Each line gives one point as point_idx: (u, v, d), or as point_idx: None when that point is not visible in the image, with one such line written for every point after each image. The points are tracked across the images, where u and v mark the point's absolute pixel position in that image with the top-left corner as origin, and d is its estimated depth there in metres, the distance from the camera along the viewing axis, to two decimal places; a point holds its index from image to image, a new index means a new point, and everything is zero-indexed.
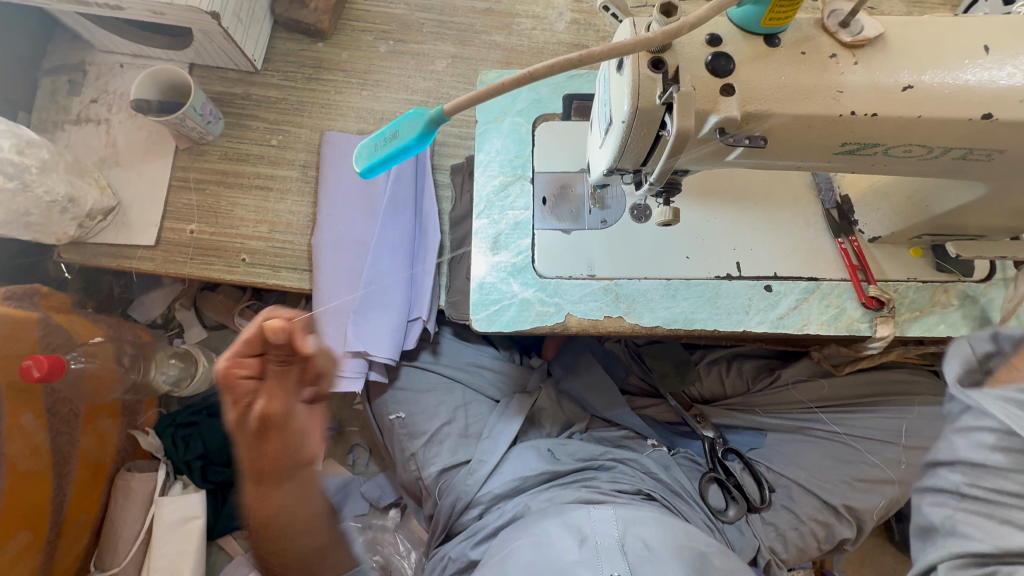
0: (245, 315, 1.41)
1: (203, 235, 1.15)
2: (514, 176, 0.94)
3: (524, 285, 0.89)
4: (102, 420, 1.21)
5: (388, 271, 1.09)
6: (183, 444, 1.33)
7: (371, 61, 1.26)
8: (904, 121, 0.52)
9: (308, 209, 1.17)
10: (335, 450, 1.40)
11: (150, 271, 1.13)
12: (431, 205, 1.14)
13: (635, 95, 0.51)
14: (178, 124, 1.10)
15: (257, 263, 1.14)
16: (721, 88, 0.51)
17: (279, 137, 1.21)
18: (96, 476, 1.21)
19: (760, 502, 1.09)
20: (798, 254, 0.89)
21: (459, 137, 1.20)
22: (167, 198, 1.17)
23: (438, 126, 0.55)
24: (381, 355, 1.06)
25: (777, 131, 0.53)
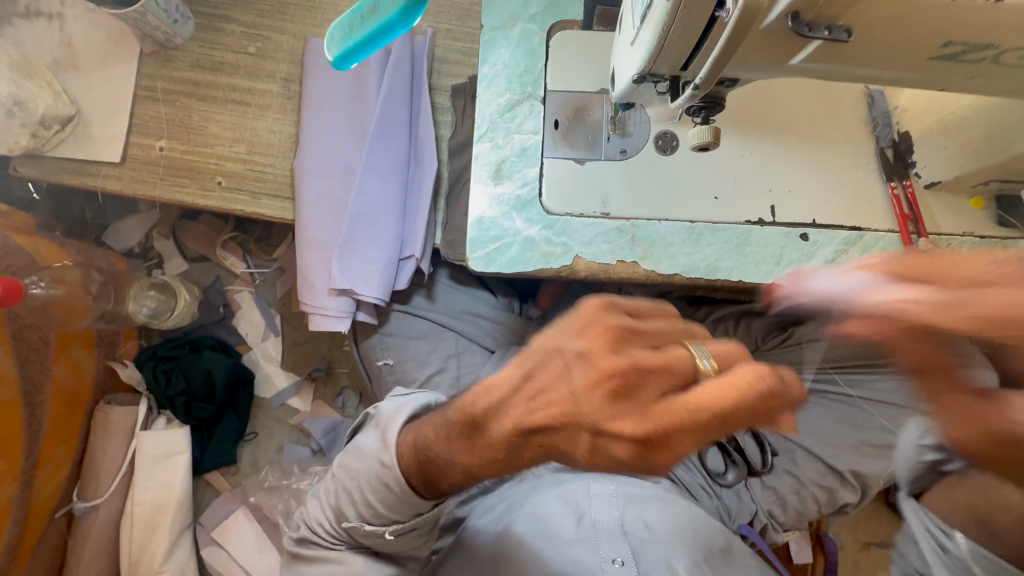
0: (229, 248, 1.35)
1: (174, 152, 1.04)
2: (522, 95, 0.81)
3: (528, 222, 0.79)
4: (75, 350, 1.14)
5: (378, 201, 0.98)
6: (166, 378, 1.25)
7: None
8: None
9: (291, 128, 1.05)
10: (324, 392, 1.35)
11: (117, 191, 1.03)
12: (429, 130, 1.02)
13: None
14: (139, 20, 0.96)
15: (235, 188, 1.03)
16: None
17: (257, 45, 1.06)
18: (74, 406, 1.16)
19: (761, 466, 1.05)
20: (843, 200, 0.78)
21: (462, 54, 1.06)
22: (133, 109, 1.04)
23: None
24: (368, 295, 0.97)
25: (866, 22, 0.41)
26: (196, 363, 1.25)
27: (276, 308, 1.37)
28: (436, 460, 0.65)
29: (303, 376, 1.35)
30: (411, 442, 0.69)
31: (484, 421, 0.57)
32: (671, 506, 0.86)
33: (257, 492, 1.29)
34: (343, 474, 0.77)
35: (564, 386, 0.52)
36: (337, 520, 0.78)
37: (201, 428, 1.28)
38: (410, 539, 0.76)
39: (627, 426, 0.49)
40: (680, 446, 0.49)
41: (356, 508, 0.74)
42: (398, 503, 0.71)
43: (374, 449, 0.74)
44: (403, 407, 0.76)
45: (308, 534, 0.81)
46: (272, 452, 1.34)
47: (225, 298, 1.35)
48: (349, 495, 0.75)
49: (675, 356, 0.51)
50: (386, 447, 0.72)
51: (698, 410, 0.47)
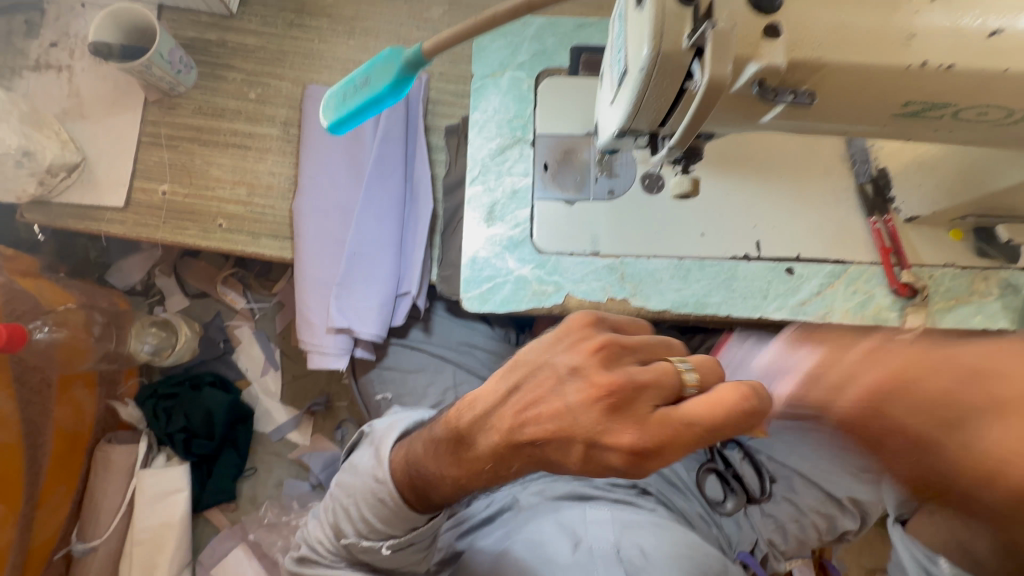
0: (230, 284, 1.37)
1: (177, 196, 1.07)
2: (513, 138, 0.84)
3: (520, 261, 0.81)
4: (77, 390, 1.15)
5: (375, 240, 1.01)
6: (165, 415, 1.25)
7: (359, 7, 1.13)
8: (985, 77, 0.42)
9: (289, 170, 1.08)
10: (323, 425, 1.36)
11: (121, 235, 1.05)
12: (424, 169, 1.05)
13: (657, 37, 0.42)
14: (144, 72, 0.99)
15: (235, 230, 1.06)
16: (764, 27, 0.41)
17: (257, 91, 1.10)
18: (73, 446, 1.17)
19: (760, 493, 1.06)
20: (826, 234, 0.81)
21: (455, 95, 1.10)
22: (137, 155, 1.07)
23: (418, 70, 0.46)
24: (366, 332, 0.99)
25: (829, 86, 0.43)
26: (197, 401, 1.26)
27: (275, 343, 1.38)
28: (426, 476, 0.65)
29: (303, 410, 1.36)
30: (403, 457, 0.70)
31: (470, 436, 0.58)
32: (667, 533, 0.86)
33: (257, 529, 1.29)
34: (340, 492, 0.77)
35: (558, 400, 0.52)
36: (335, 536, 0.77)
37: (201, 464, 1.28)
38: (408, 556, 0.75)
39: (623, 438, 0.49)
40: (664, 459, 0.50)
41: (353, 525, 0.74)
42: (392, 518, 0.70)
43: (369, 465, 0.74)
44: (397, 423, 0.77)
45: (308, 553, 0.80)
46: (271, 487, 1.33)
47: (225, 333, 1.37)
48: (346, 512, 0.75)
49: (660, 372, 0.51)
50: (380, 463, 0.72)
51: (687, 423, 0.48)
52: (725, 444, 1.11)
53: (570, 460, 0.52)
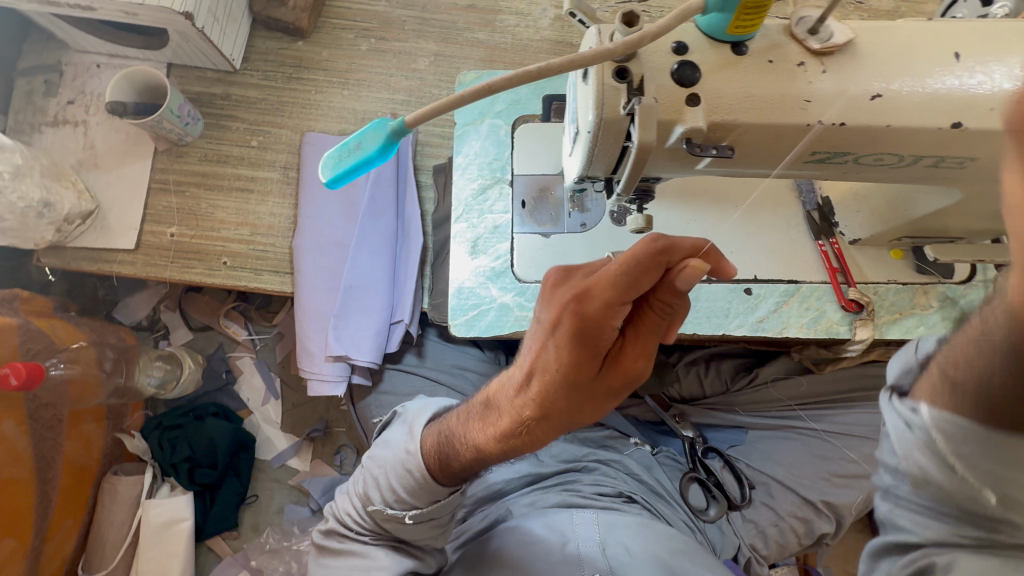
0: (232, 317, 1.43)
1: (184, 237, 1.14)
2: (492, 179, 0.93)
3: (502, 290, 0.88)
4: (86, 424, 1.21)
5: (369, 273, 1.08)
6: (170, 446, 1.30)
7: (352, 59, 1.23)
8: (873, 130, 0.51)
9: (289, 211, 1.16)
10: (323, 450, 1.41)
11: (131, 275, 1.13)
12: (414, 206, 1.13)
13: (599, 107, 0.50)
14: (155, 126, 1.09)
15: (239, 267, 1.14)
16: (686, 97, 0.50)
17: (259, 138, 1.19)
18: (82, 479, 1.21)
19: (741, 500, 1.11)
20: (778, 257, 0.89)
21: (442, 137, 1.19)
22: (147, 200, 1.16)
23: (401, 138, 0.53)
24: (362, 359, 1.06)
25: (745, 142, 0.52)
26: (201, 431, 1.31)
27: (276, 371, 1.44)
28: (455, 443, 0.71)
29: (303, 437, 1.40)
30: (438, 430, 0.75)
31: (497, 397, 0.68)
32: (649, 531, 0.93)
33: (259, 555, 1.32)
34: (372, 463, 0.81)
35: (533, 317, 0.63)
36: (362, 506, 0.81)
37: (204, 492, 1.31)
38: (426, 530, 0.78)
39: (564, 300, 0.57)
40: (596, 312, 0.54)
41: (382, 494, 0.77)
42: (420, 489, 0.74)
43: (402, 440, 0.79)
44: (428, 405, 0.83)
45: (335, 525, 0.84)
46: (273, 514, 1.37)
47: (227, 364, 1.43)
48: (375, 481, 0.78)
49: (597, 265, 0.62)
50: (414, 438, 0.77)
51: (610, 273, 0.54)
52: (705, 453, 1.18)
53: (540, 356, 0.59)
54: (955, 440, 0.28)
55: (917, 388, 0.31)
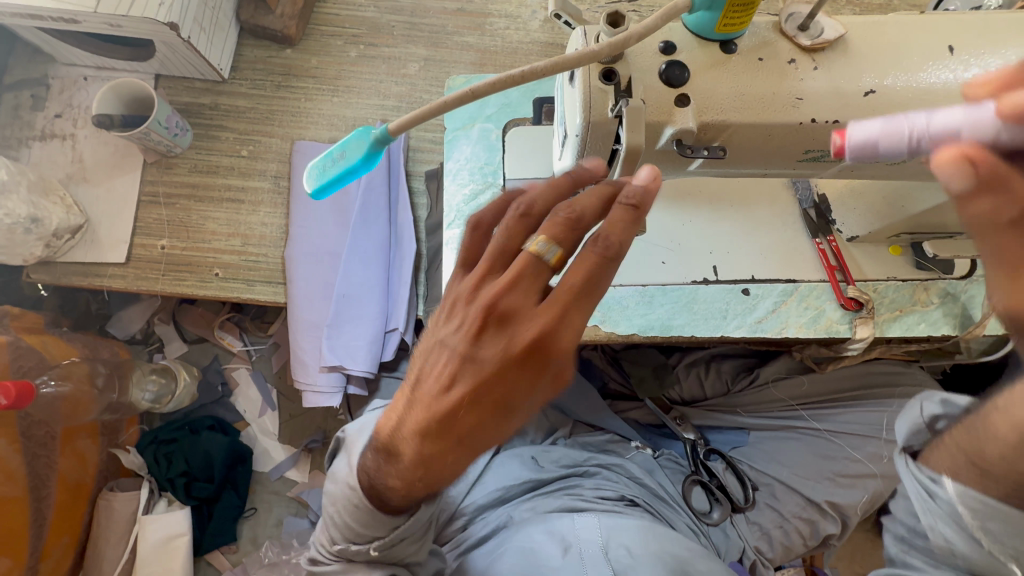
0: (226, 328, 1.42)
1: (175, 250, 1.13)
2: (484, 184, 0.92)
3: None
4: (81, 441, 1.19)
5: (363, 281, 1.07)
6: (166, 461, 1.29)
7: (341, 66, 1.22)
8: (865, 127, 0.50)
9: (281, 220, 1.15)
10: (322, 461, 1.39)
11: (122, 289, 1.12)
12: (407, 213, 1.12)
13: (587, 110, 0.49)
14: (143, 138, 1.07)
15: (231, 278, 1.12)
16: (675, 98, 0.49)
17: (249, 148, 1.18)
18: (77, 496, 1.19)
19: (744, 502, 1.10)
20: (775, 257, 0.88)
21: (433, 142, 1.17)
22: (137, 213, 1.15)
23: (386, 146, 0.52)
24: (357, 369, 1.04)
25: (737, 142, 0.51)
26: (196, 444, 1.30)
27: (272, 383, 1.42)
28: (377, 484, 0.66)
29: (301, 448, 1.39)
30: (369, 463, 0.68)
31: (395, 439, 0.60)
32: (652, 532, 0.91)
33: (258, 569, 1.30)
34: (326, 499, 0.75)
35: (449, 354, 0.56)
36: (329, 542, 0.77)
37: (201, 506, 1.30)
38: (400, 551, 0.74)
39: (529, 335, 0.53)
40: (564, 341, 0.53)
41: (340, 531, 0.73)
42: (371, 521, 0.69)
43: (343, 471, 0.72)
44: (365, 425, 0.76)
45: (311, 562, 0.80)
46: (271, 527, 1.36)
47: (223, 376, 1.41)
48: (331, 518, 0.74)
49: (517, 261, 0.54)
50: (352, 470, 0.70)
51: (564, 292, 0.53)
52: (708, 455, 1.16)
53: (474, 393, 0.54)
54: (979, 514, 0.46)
55: (935, 461, 0.50)
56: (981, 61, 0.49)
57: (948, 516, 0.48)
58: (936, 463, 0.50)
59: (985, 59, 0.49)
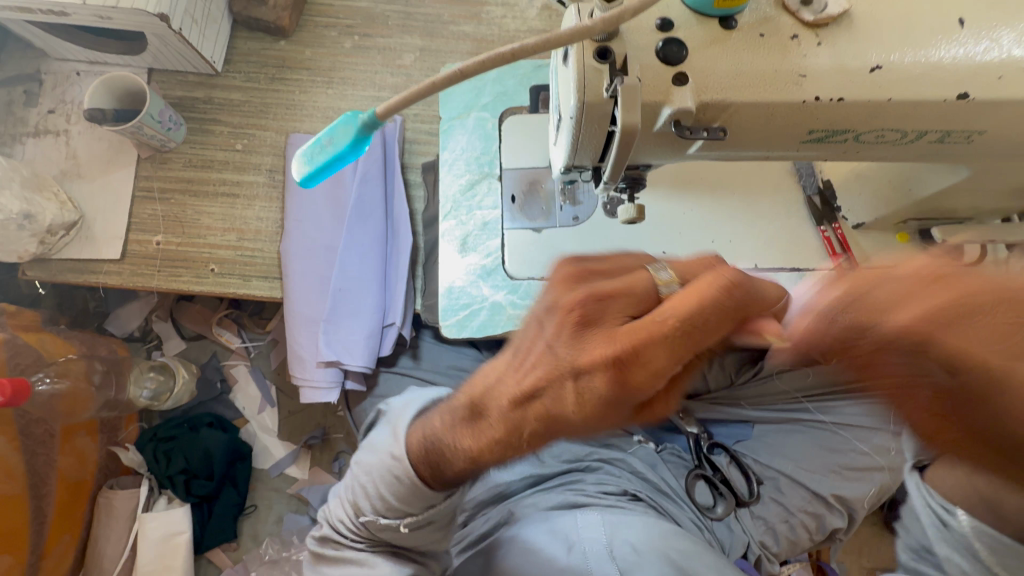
0: (224, 325, 1.41)
1: (170, 245, 1.12)
2: (481, 174, 0.90)
3: (494, 288, 0.86)
4: (80, 438, 1.19)
5: (359, 275, 1.06)
6: (165, 458, 1.28)
7: (336, 58, 1.21)
8: (871, 105, 0.48)
9: (276, 214, 1.14)
10: (322, 458, 1.38)
11: (118, 285, 1.11)
12: (403, 206, 1.10)
13: (581, 91, 0.47)
14: (136, 132, 1.06)
15: (227, 273, 1.11)
16: (673, 76, 0.47)
17: (244, 142, 1.17)
18: (77, 494, 1.19)
19: (749, 496, 1.09)
20: (779, 245, 0.86)
21: (430, 134, 1.16)
22: (131, 209, 1.13)
23: (374, 131, 0.51)
24: (355, 364, 1.03)
25: (737, 123, 0.49)
26: (195, 441, 1.29)
27: (271, 380, 1.41)
28: (442, 449, 0.63)
29: (301, 444, 1.38)
30: (423, 432, 0.66)
31: (485, 401, 0.60)
32: (655, 528, 0.90)
33: (259, 566, 1.30)
34: (357, 470, 0.72)
35: (541, 341, 0.58)
36: (355, 515, 0.73)
37: (202, 503, 1.30)
38: (426, 534, 0.74)
39: (601, 348, 0.54)
40: (648, 371, 0.54)
41: (371, 502, 0.70)
42: (411, 496, 0.67)
43: (386, 442, 0.70)
44: (413, 400, 0.73)
45: (329, 532, 0.78)
46: (272, 523, 1.35)
47: (222, 373, 1.41)
48: (363, 489, 0.70)
49: (636, 279, 0.58)
50: (398, 440, 0.68)
51: (661, 321, 0.53)
52: (711, 449, 1.13)
53: (555, 390, 0.56)
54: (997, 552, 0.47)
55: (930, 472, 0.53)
56: (992, 35, 0.47)
57: (961, 544, 0.49)
58: (943, 482, 0.52)
59: (996, 33, 0.47)
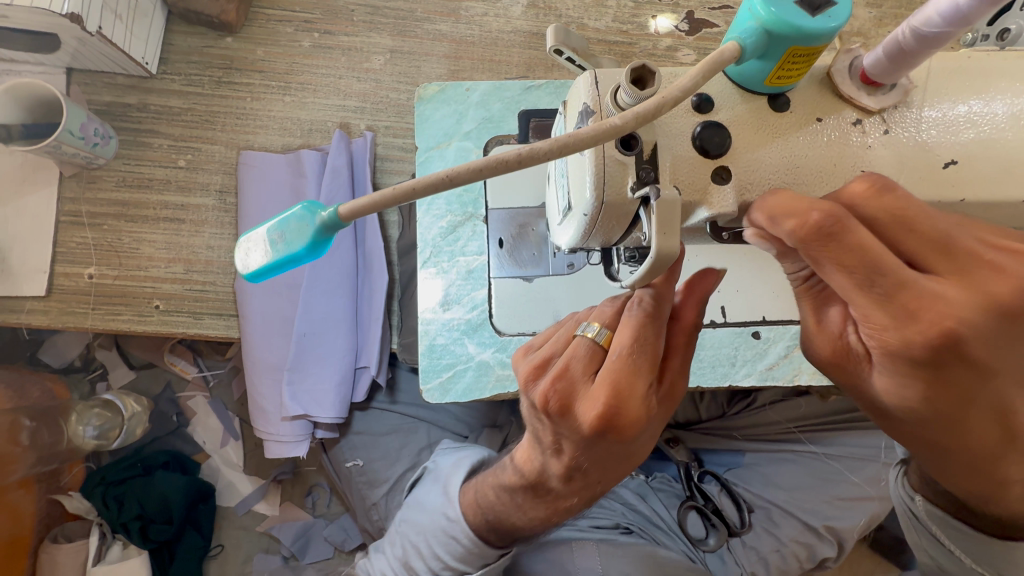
0: (177, 353, 1.27)
1: (106, 279, 0.98)
2: (464, 215, 0.80)
3: (480, 346, 0.77)
4: (12, 494, 1.07)
5: (327, 315, 0.94)
6: (117, 504, 1.17)
7: (293, 59, 1.05)
8: (939, 205, 0.40)
9: (229, 242, 1.00)
10: (293, 491, 1.30)
11: (45, 326, 0.96)
12: (375, 233, 0.97)
13: (600, 187, 0.38)
14: (54, 151, 0.90)
15: (174, 311, 0.98)
16: (712, 171, 0.39)
17: (187, 157, 1.02)
18: (14, 552, 1.07)
19: (740, 525, 1.04)
20: (789, 294, 0.79)
21: (404, 150, 1.04)
22: (56, 236, 0.98)
23: (336, 231, 0.40)
24: (324, 415, 0.94)
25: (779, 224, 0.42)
26: (150, 484, 1.18)
27: (233, 411, 1.29)
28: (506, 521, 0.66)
29: (269, 479, 1.28)
30: (473, 498, 0.70)
31: (544, 484, 0.59)
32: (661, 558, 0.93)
33: None
34: (406, 529, 0.77)
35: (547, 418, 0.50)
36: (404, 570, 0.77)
37: (161, 548, 1.19)
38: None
39: (589, 412, 0.46)
40: (640, 406, 0.46)
41: (425, 562, 0.74)
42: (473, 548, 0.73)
43: (438, 502, 0.76)
44: (462, 461, 0.79)
45: None
46: (240, 563, 1.26)
47: (178, 405, 1.28)
48: (416, 548, 0.75)
49: (571, 348, 0.49)
50: (451, 501, 0.74)
51: (614, 358, 0.46)
52: (702, 477, 1.09)
53: (582, 461, 0.52)
54: None
55: None
56: None
57: None
58: None
59: None
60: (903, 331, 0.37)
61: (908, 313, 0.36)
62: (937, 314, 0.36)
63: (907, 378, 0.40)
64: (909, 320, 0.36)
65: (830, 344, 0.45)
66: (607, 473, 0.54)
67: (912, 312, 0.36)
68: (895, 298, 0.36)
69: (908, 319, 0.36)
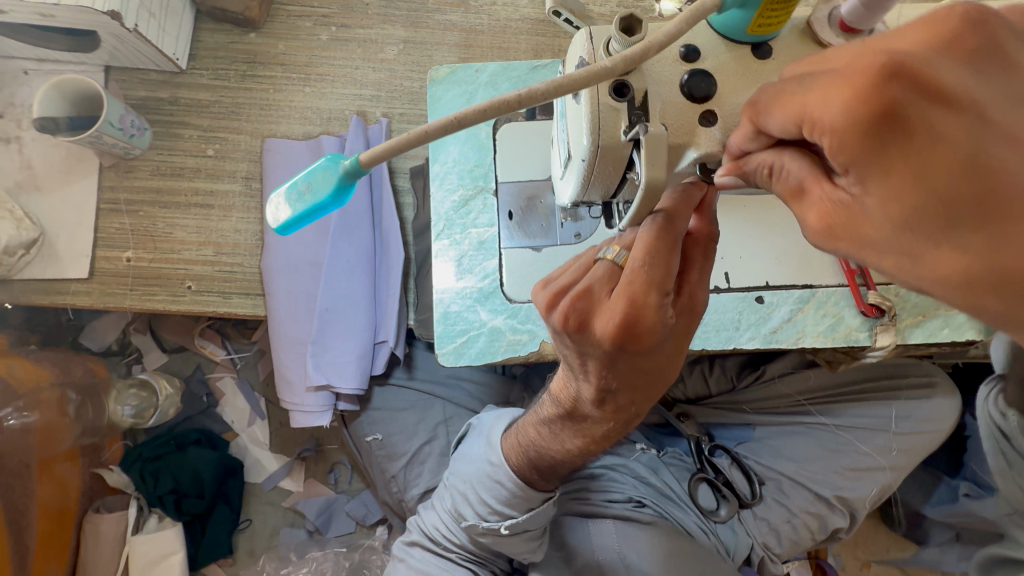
0: (206, 337, 1.33)
1: (142, 262, 1.05)
2: (475, 189, 0.84)
3: (492, 312, 0.81)
4: (59, 466, 1.14)
5: (347, 292, 0.99)
6: (153, 479, 1.23)
7: (312, 51, 1.11)
8: None
9: (256, 226, 1.06)
10: (316, 469, 1.35)
11: (89, 306, 1.03)
12: (392, 214, 1.02)
13: (596, 131, 0.43)
14: (96, 141, 0.97)
15: (205, 291, 1.04)
16: (700, 115, 0.45)
17: (215, 146, 1.08)
18: (61, 522, 1.15)
19: (750, 497, 1.05)
20: (791, 260, 0.81)
21: None
22: (97, 223, 1.05)
23: (358, 179, 0.44)
24: (346, 386, 0.99)
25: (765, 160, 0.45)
26: (183, 460, 1.24)
27: (259, 391, 1.35)
28: (549, 458, 0.73)
29: (294, 456, 1.34)
30: (513, 443, 0.77)
31: (578, 412, 0.65)
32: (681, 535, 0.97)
33: None
34: (454, 481, 0.83)
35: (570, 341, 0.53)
36: (453, 522, 0.84)
37: (194, 521, 1.25)
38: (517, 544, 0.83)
39: (603, 323, 0.49)
40: (653, 316, 0.48)
41: (471, 510, 0.80)
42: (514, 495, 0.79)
43: (481, 452, 0.82)
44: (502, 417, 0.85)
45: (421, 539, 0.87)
46: (267, 537, 1.32)
47: (207, 386, 1.34)
48: (464, 498, 0.81)
49: (589, 273, 0.52)
50: (493, 449, 0.81)
51: (627, 271, 0.48)
52: (713, 450, 1.10)
53: (610, 381, 0.55)
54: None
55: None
56: None
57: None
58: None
59: None
60: (852, 111, 0.35)
61: (848, 97, 0.35)
62: (877, 77, 0.34)
63: (905, 179, 0.34)
64: (849, 96, 0.35)
65: (819, 210, 0.40)
66: (638, 394, 0.57)
67: (849, 93, 0.35)
68: (827, 89, 0.36)
69: (852, 101, 0.35)
